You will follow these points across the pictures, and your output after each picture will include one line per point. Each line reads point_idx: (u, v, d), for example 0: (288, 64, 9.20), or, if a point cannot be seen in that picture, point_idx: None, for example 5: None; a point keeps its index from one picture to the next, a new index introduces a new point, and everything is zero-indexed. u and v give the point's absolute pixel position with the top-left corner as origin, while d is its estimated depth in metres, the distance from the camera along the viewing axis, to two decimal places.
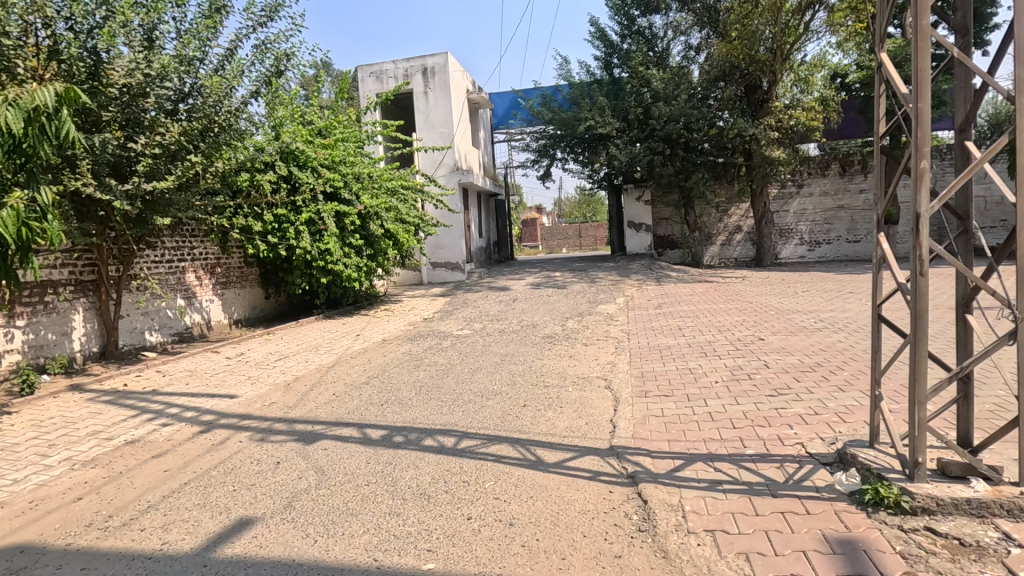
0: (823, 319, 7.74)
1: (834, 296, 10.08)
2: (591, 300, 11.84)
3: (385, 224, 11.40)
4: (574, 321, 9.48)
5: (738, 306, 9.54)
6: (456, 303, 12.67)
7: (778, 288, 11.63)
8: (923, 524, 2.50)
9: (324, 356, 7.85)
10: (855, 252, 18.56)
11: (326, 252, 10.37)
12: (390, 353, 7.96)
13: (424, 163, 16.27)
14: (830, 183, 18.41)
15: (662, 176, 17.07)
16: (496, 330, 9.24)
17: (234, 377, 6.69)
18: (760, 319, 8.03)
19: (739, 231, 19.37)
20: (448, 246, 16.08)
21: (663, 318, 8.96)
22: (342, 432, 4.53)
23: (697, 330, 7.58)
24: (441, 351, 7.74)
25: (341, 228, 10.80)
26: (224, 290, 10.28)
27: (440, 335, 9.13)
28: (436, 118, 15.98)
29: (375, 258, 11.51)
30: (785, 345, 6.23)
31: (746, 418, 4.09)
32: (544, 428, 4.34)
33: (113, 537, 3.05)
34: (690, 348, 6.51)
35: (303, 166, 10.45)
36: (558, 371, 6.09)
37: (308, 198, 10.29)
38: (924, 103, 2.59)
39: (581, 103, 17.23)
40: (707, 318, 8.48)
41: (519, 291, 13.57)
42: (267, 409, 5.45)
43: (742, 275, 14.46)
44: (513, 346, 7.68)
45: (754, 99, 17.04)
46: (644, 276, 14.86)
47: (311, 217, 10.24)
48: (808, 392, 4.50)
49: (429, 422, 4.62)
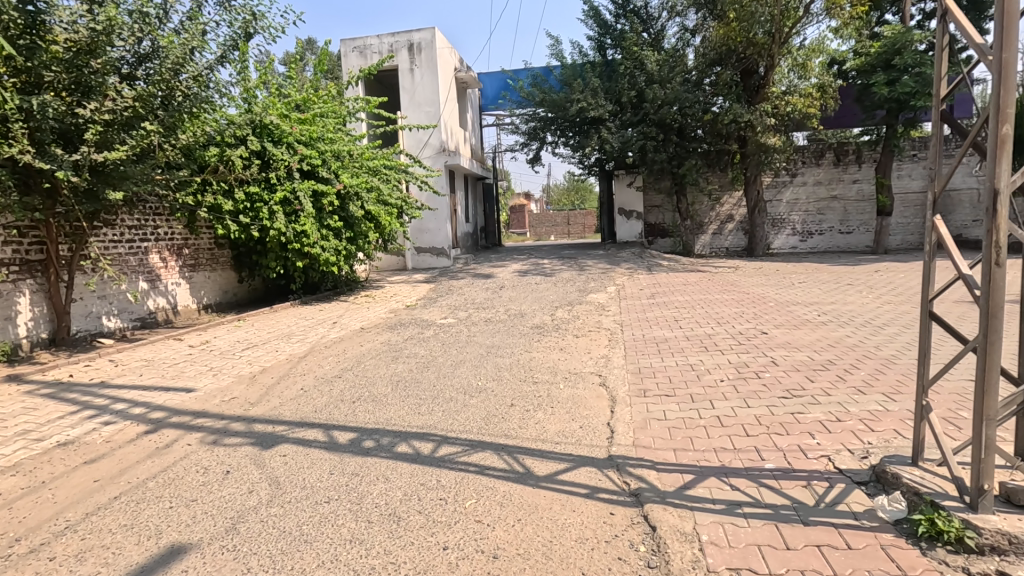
0: (826, 312, 7.34)
1: (833, 288, 9.71)
2: (581, 289, 11.38)
3: (365, 205, 10.79)
4: (563, 310, 9.02)
5: (735, 297, 9.14)
6: (441, 290, 12.13)
7: (774, 279, 11.28)
8: (995, 567, 2.08)
9: (296, 346, 7.30)
10: (848, 243, 18.29)
11: (302, 234, 9.78)
12: (367, 343, 7.43)
13: (409, 143, 15.60)
14: (824, 173, 18.10)
15: (655, 162, 16.64)
16: (482, 319, 8.75)
17: (194, 368, 6.12)
18: (760, 311, 7.62)
19: (731, 220, 19.03)
20: (432, 230, 15.48)
21: (657, 308, 8.53)
22: (305, 435, 4.02)
23: (693, 322, 7.14)
24: (422, 341, 7.22)
25: (319, 208, 10.19)
26: (191, 273, 9.63)
27: (422, 323, 8.61)
28: (422, 97, 15.30)
29: (355, 241, 10.91)
30: (791, 340, 5.82)
31: (759, 424, 3.65)
32: (532, 432, 3.86)
33: (14, 569, 2.53)
34: (688, 342, 6.07)
35: (277, 142, 9.84)
36: (548, 365, 5.63)
37: (283, 175, 9.67)
38: (1011, 53, 2.10)
39: (573, 85, 16.64)
40: (703, 309, 8.05)
41: (506, 279, 13.08)
42: (226, 405, 4.91)
43: (734, 265, 14.11)
44: (500, 337, 7.20)
45: (750, 84, 16.55)
46: (635, 264, 14.44)
47: (286, 196, 9.63)
48: (825, 394, 4.07)
49: (405, 423, 4.12)
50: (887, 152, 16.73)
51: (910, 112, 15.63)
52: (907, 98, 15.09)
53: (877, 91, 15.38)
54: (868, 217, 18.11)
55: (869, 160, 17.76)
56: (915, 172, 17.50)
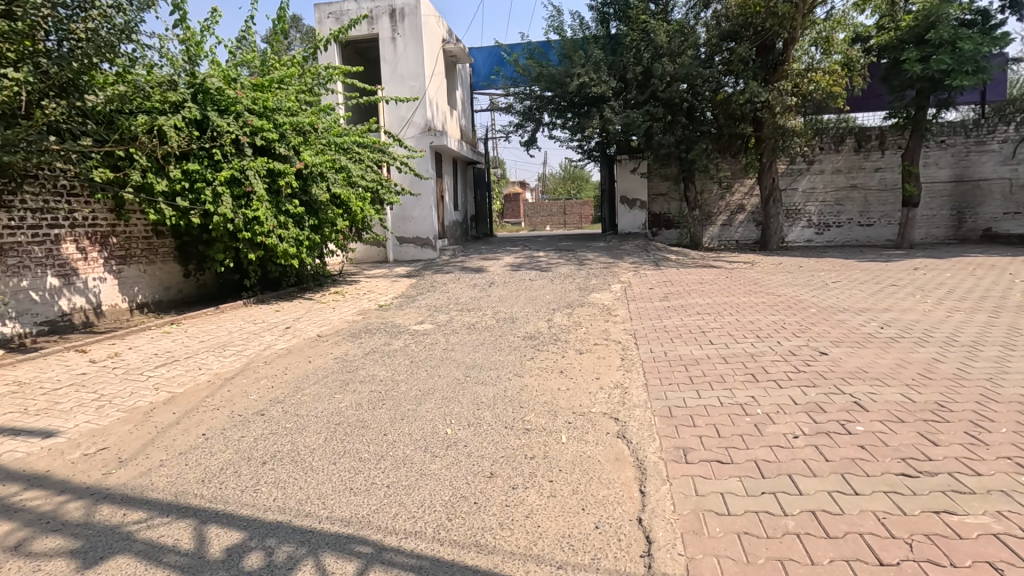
0: (887, 323, 5.94)
1: (874, 289, 8.35)
2: (581, 287, 9.95)
3: (331, 187, 9.27)
4: (561, 315, 7.57)
5: (765, 300, 7.72)
6: (423, 287, 10.67)
7: (803, 278, 9.89)
8: None
9: (227, 361, 5.79)
10: (867, 236, 16.93)
11: (255, 220, 8.28)
12: (318, 357, 5.95)
13: (390, 120, 14.00)
14: (844, 160, 16.68)
15: (661, 145, 15.21)
16: (464, 325, 7.29)
17: (76, 397, 4.60)
18: (804, 321, 6.23)
19: (742, 210, 17.62)
20: (416, 217, 13.94)
21: (675, 315, 7.08)
22: (165, 534, 2.57)
23: (723, 335, 5.72)
24: (385, 357, 5.76)
25: (274, 190, 8.68)
26: (121, 267, 8.10)
27: (393, 330, 7.16)
28: (405, 69, 13.73)
29: (320, 230, 9.40)
30: (863, 366, 4.43)
31: (893, 539, 2.23)
32: (520, 542, 2.40)
33: None
34: (725, 369, 4.62)
35: (222, 111, 8.30)
36: (545, 400, 4.18)
37: (230, 150, 8.15)
38: None
39: (573, 58, 15.02)
40: (731, 317, 6.64)
41: (497, 274, 11.61)
42: (83, 464, 3.42)
43: (750, 260, 12.72)
44: (484, 352, 5.75)
45: (768, 61, 14.98)
46: (639, 258, 13.03)
47: (233, 175, 8.11)
48: (975, 476, 2.64)
49: (324, 515, 2.67)
50: (915, 137, 15.28)
51: (943, 92, 14.24)
52: (943, 76, 13.67)
53: (908, 69, 13.94)
54: (890, 209, 16.73)
55: (893, 146, 16.39)
56: (942, 160, 16.19)
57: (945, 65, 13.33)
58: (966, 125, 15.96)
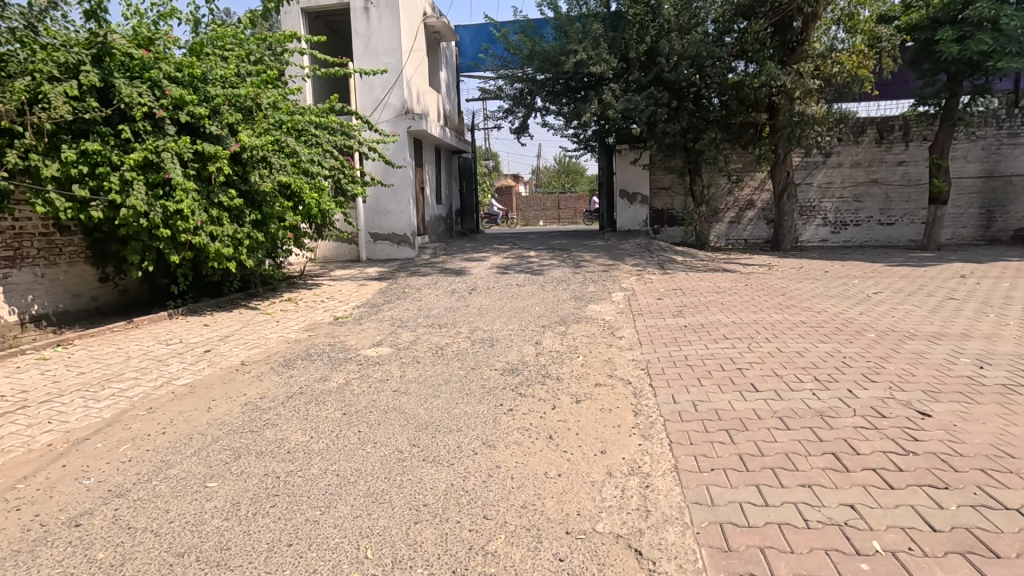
0: (983, 361, 4.48)
1: (928, 305, 6.92)
2: (577, 295, 8.50)
3: (276, 175, 7.73)
4: (551, 337, 6.07)
5: (804, 319, 6.28)
6: (393, 293, 9.17)
7: (836, 287, 8.49)
8: None
9: (98, 408, 4.26)
10: (888, 236, 15.52)
11: (177, 215, 6.75)
12: (225, 400, 4.42)
13: (363, 101, 12.39)
14: (864, 152, 15.25)
15: (666, 134, 13.75)
16: (431, 349, 5.82)
17: None
18: (867, 353, 4.78)
19: (752, 207, 16.18)
20: (391, 212, 12.40)
21: (695, 339, 5.59)
22: None
23: (767, 378, 4.24)
24: (311, 404, 4.24)
25: (203, 177, 7.12)
26: (8, 270, 6.53)
27: (339, 356, 5.65)
28: (379, 43, 12.15)
29: (264, 226, 7.85)
30: (1000, 447, 2.99)
31: None
32: None
33: None
34: (786, 442, 3.17)
35: (135, 78, 6.72)
36: (523, 506, 2.69)
37: (143, 127, 6.59)
38: None
39: (569, 34, 13.45)
40: (770, 345, 5.17)
41: (480, 277, 10.14)
42: None
43: (768, 263, 11.28)
44: (446, 397, 4.25)
45: (786, 41, 13.29)
46: (643, 260, 11.57)
47: (148, 158, 6.57)
48: None
49: None
50: (945, 127, 13.85)
51: (979, 76, 12.83)
52: (981, 59, 12.19)
53: (943, 50, 12.42)
54: (913, 206, 15.32)
55: (918, 138, 14.99)
56: (971, 153, 14.79)
57: (986, 45, 11.81)
58: (998, 115, 14.55)
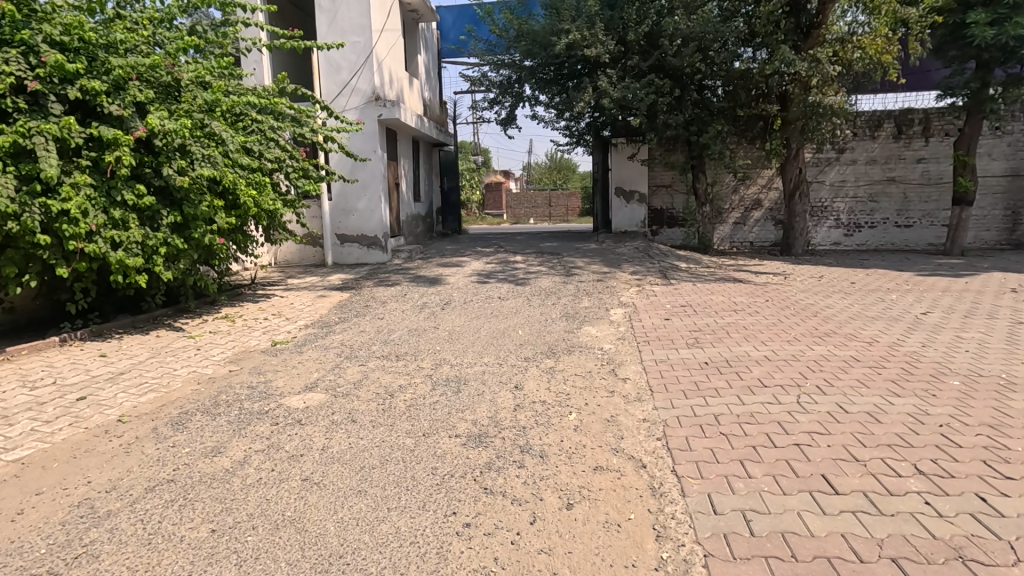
0: None
1: (998, 332, 5.65)
2: (569, 311, 7.18)
3: (199, 167, 6.30)
4: (536, 377, 4.73)
5: (856, 353, 4.98)
6: (353, 308, 7.81)
7: (874, 304, 7.22)
8: None
9: None
10: (905, 240, 14.32)
11: (64, 216, 5.33)
12: (53, 495, 3.01)
13: (327, 86, 10.93)
14: (880, 148, 14.02)
15: (667, 127, 12.41)
16: (379, 395, 4.46)
17: None
18: (970, 420, 3.44)
19: (758, 207, 14.94)
20: (359, 211, 11.00)
21: (725, 387, 4.23)
22: None
23: (845, 469, 2.91)
24: (175, 506, 2.85)
25: (101, 170, 5.70)
26: None
27: (254, 408, 4.27)
28: (346, 19, 10.71)
29: (186, 229, 6.41)
30: None
31: None
32: None
33: None
34: None
35: (6, 43, 5.30)
36: None
37: (15, 104, 5.17)
38: None
39: (561, 12, 12.02)
40: (828, 402, 3.82)
41: (456, 288, 8.79)
42: None
43: (784, 272, 10.01)
44: (377, 496, 2.89)
45: (801, 23, 12.03)
46: (642, 266, 10.29)
47: (19, 143, 5.13)
48: None
49: None
50: (972, 121, 12.66)
51: (1014, 64, 11.58)
52: (1017, 44, 10.89)
53: (975, 35, 11.08)
54: (932, 207, 14.12)
55: (939, 133, 13.78)
56: (996, 150, 13.61)
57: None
58: None
